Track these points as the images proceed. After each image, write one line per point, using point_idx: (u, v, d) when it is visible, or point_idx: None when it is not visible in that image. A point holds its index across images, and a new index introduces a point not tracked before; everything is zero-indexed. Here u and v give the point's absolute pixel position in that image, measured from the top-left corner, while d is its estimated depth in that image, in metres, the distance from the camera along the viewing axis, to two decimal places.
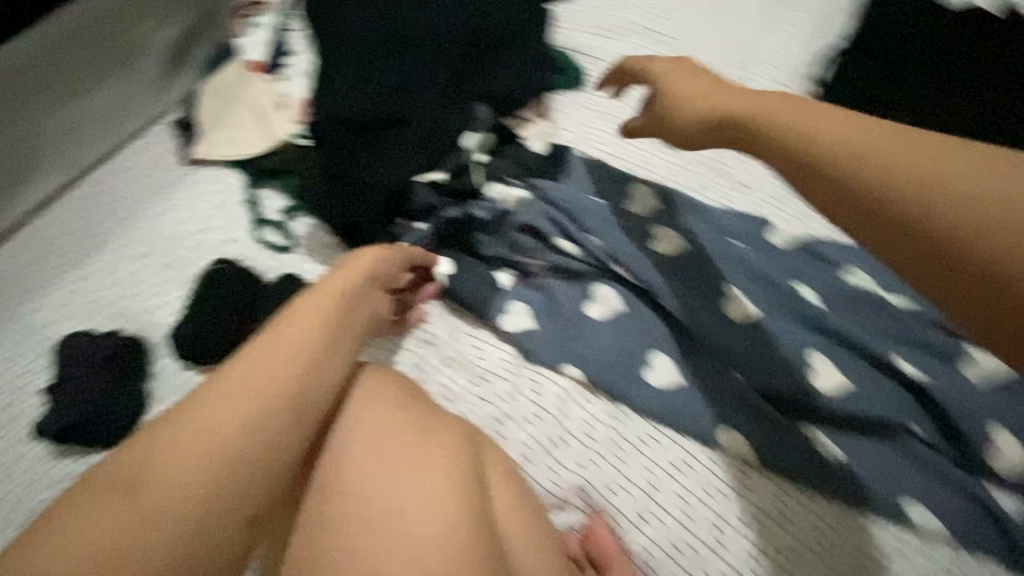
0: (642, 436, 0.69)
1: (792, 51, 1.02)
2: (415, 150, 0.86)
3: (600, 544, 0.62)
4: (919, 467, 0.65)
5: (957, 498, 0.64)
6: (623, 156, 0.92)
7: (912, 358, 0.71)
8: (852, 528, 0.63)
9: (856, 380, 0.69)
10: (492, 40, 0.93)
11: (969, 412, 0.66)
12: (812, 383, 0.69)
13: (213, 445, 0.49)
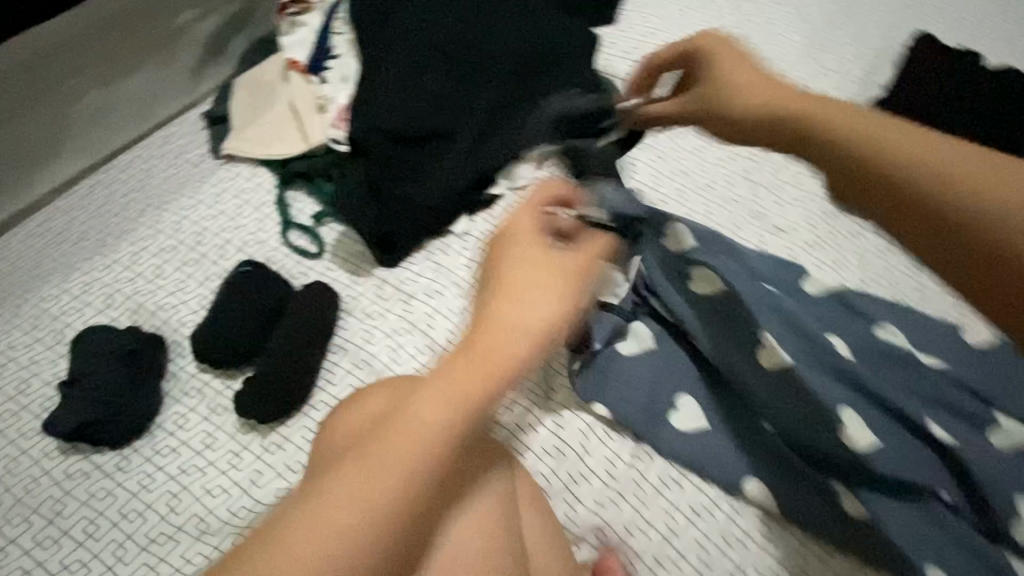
0: (664, 478, 0.69)
1: (834, 95, 1.02)
2: (452, 170, 0.86)
3: None
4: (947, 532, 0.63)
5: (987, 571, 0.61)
6: (659, 189, 0.92)
7: (947, 423, 0.68)
8: None
9: (890, 440, 0.66)
10: (541, 61, 0.94)
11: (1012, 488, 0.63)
12: (845, 442, 0.64)
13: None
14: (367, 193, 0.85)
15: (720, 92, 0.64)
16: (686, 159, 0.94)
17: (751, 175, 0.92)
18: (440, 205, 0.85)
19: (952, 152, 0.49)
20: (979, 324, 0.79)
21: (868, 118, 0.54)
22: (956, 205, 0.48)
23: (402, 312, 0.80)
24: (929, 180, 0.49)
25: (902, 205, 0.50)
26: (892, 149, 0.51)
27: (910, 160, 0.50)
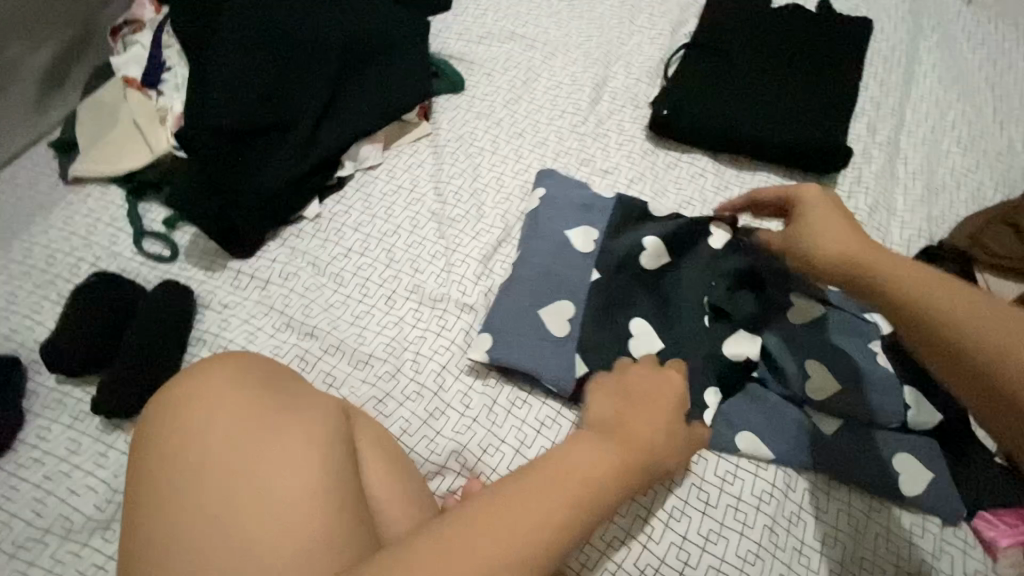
0: (513, 400, 0.75)
1: (648, 49, 1.13)
2: (294, 159, 0.91)
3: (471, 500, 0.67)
4: (753, 405, 0.73)
5: (786, 428, 0.72)
6: (497, 152, 1.00)
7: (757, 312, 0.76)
8: (694, 459, 0.72)
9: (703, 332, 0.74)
10: (368, 48, 1.01)
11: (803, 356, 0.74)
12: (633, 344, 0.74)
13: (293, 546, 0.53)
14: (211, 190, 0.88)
15: (868, 262, 0.59)
16: (521, 123, 1.04)
17: (578, 130, 1.03)
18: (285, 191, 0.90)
19: (981, 316, 0.51)
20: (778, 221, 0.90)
21: (881, 250, 0.60)
22: (989, 368, 0.49)
23: (259, 297, 0.84)
24: (979, 343, 0.50)
25: (939, 352, 0.52)
26: (913, 282, 0.56)
27: (941, 294, 0.54)
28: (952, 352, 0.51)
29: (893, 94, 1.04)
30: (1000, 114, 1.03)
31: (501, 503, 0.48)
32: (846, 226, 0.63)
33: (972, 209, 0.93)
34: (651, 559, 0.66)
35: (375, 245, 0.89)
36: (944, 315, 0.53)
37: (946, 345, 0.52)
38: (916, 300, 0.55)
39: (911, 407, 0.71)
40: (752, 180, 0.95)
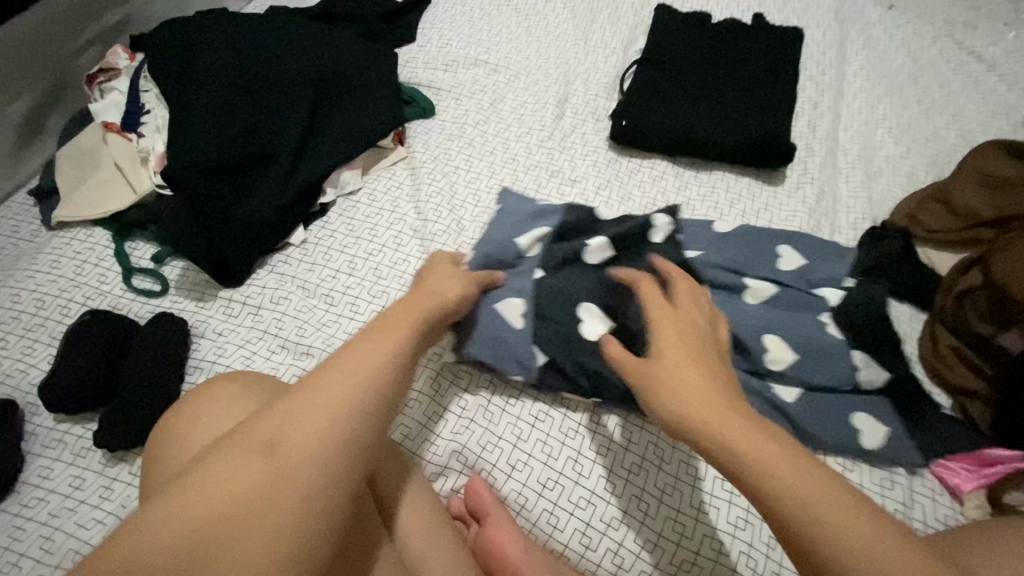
0: (507, 397, 0.78)
1: (603, 67, 1.21)
2: (276, 187, 0.95)
3: (473, 496, 0.70)
4: None
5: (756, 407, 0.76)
6: (471, 170, 1.06)
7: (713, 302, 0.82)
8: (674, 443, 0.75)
9: None
10: (342, 82, 1.08)
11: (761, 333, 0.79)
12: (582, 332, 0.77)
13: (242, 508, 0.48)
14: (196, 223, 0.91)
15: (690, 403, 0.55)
16: (491, 141, 1.10)
17: (545, 144, 1.10)
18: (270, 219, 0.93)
19: (821, 482, 0.47)
20: (735, 215, 0.98)
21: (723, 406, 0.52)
22: (791, 520, 0.46)
23: (253, 323, 0.87)
24: (825, 501, 0.46)
25: (777, 530, 0.47)
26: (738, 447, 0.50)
27: (779, 460, 0.48)
28: (787, 530, 0.47)
29: (828, 93, 1.14)
30: (924, 105, 1.13)
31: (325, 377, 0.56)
32: (722, 372, 0.57)
33: (908, 191, 1.02)
34: (649, 533, 0.69)
35: (362, 265, 0.93)
36: (828, 542, 0.44)
37: (793, 535, 0.46)
38: (760, 482, 0.48)
39: (861, 367, 0.77)
40: (709, 178, 1.03)
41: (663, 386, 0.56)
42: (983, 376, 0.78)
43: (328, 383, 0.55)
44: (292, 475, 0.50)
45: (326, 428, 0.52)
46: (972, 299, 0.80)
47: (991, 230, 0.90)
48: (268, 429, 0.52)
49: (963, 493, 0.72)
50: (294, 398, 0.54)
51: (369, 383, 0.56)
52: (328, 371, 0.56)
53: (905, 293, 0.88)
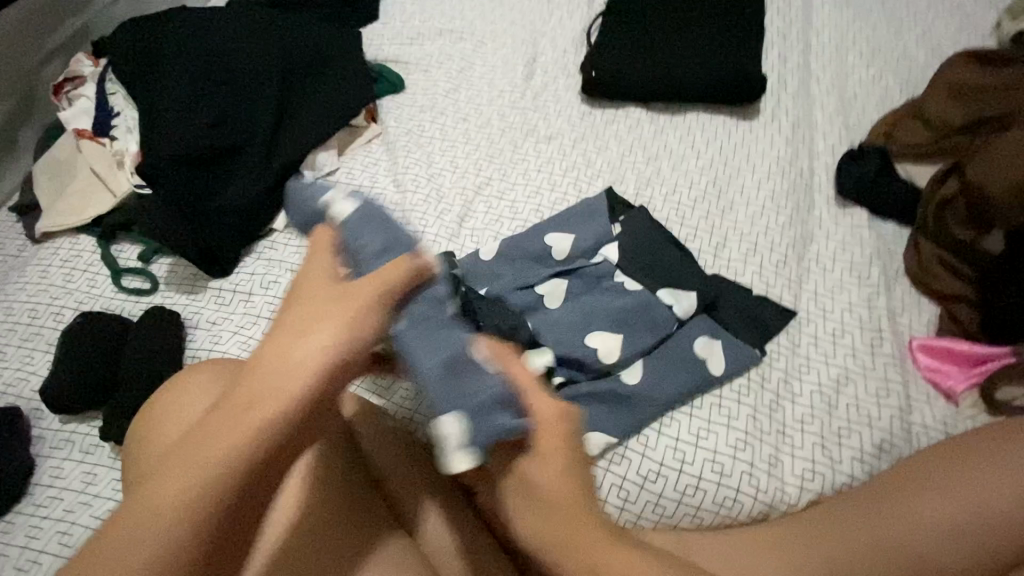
0: None
1: (568, 23, 1.20)
2: (252, 175, 0.96)
3: None
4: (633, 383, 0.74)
5: (679, 375, 0.75)
6: (447, 138, 1.06)
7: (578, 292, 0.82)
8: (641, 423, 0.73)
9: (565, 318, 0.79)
10: (307, 65, 1.08)
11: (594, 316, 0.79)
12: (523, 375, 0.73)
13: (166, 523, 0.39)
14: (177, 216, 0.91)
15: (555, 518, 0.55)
16: (464, 109, 1.10)
17: (518, 106, 1.09)
18: (249, 207, 0.94)
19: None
20: (713, 151, 0.97)
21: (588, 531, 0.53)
22: None
23: (246, 310, 0.88)
24: None
25: None
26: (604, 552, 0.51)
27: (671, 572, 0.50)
28: None
29: (796, 24, 1.13)
30: (893, 25, 1.13)
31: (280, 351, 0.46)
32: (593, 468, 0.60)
33: (883, 112, 1.02)
34: (651, 465, 0.71)
35: (347, 242, 0.93)
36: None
37: None
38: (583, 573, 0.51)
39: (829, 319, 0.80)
40: (683, 120, 1.02)
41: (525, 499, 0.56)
42: (967, 280, 0.79)
43: (243, 406, 0.43)
44: (191, 517, 0.40)
45: (201, 483, 0.40)
46: (951, 208, 0.82)
47: (962, 139, 0.90)
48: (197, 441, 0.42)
49: (958, 395, 0.73)
50: (214, 417, 0.43)
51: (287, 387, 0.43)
52: (262, 375, 0.44)
53: (886, 210, 0.89)
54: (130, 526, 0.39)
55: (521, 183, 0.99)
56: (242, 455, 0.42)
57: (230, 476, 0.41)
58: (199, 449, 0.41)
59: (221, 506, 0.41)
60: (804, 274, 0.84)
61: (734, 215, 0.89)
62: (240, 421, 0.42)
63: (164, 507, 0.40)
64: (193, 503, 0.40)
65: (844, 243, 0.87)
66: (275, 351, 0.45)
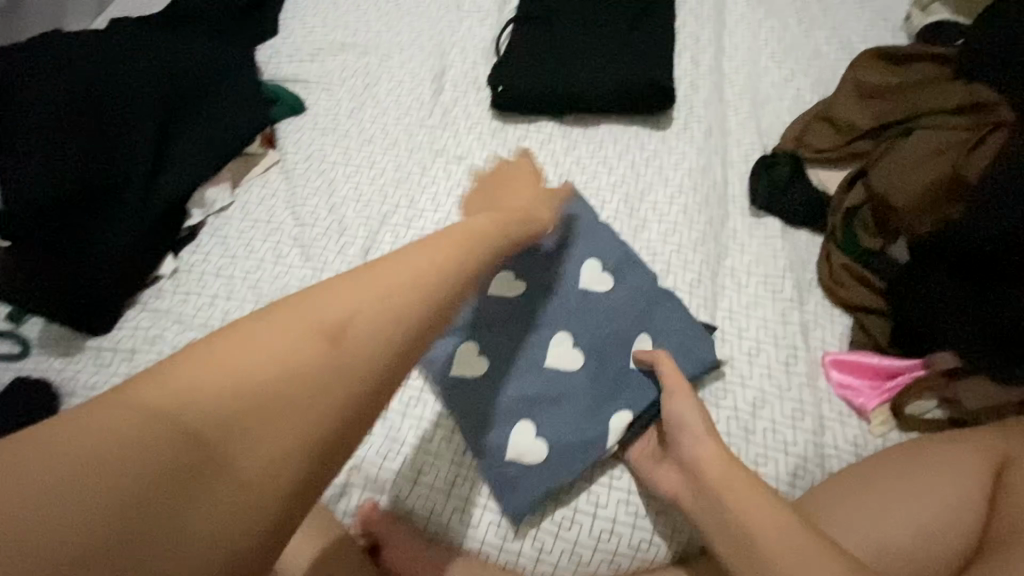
0: (406, 400, 0.75)
1: (479, 32, 1.15)
2: (129, 216, 0.87)
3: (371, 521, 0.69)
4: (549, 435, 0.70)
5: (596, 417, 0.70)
6: (350, 163, 0.99)
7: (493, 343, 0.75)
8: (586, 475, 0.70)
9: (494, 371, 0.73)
10: (190, 89, 0.98)
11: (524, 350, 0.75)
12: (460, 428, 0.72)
13: (222, 406, 0.37)
14: (43, 271, 0.83)
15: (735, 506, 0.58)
16: (368, 130, 1.03)
17: (426, 124, 1.03)
18: (126, 252, 0.85)
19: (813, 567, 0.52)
20: (625, 165, 0.94)
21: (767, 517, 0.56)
22: None
23: (126, 370, 0.80)
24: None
25: None
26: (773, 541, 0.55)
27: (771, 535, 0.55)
28: None
29: (709, 25, 1.11)
30: (805, 23, 1.11)
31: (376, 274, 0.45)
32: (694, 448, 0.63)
33: (796, 114, 1.00)
34: (564, 511, 0.68)
35: (240, 286, 0.87)
36: (756, 550, 0.55)
37: None
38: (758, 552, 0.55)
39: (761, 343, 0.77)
40: (596, 133, 0.99)
41: (698, 471, 0.62)
42: (875, 291, 0.77)
43: (381, 296, 0.44)
44: (290, 403, 0.39)
45: (299, 343, 0.41)
46: (860, 217, 0.81)
47: (869, 142, 0.88)
48: (282, 339, 0.40)
49: (869, 412, 0.71)
50: (315, 301, 0.43)
51: (425, 287, 0.46)
52: (381, 279, 0.45)
53: (799, 219, 0.87)
54: (242, 409, 0.37)
55: (428, 209, 0.93)
56: (346, 353, 0.42)
57: (352, 388, 0.41)
58: (302, 327, 0.41)
59: (360, 392, 0.42)
60: (718, 291, 0.82)
61: (647, 233, 0.87)
62: (346, 336, 0.42)
63: (258, 398, 0.38)
64: (317, 389, 0.40)
65: (757, 256, 0.85)
66: (380, 271, 0.46)
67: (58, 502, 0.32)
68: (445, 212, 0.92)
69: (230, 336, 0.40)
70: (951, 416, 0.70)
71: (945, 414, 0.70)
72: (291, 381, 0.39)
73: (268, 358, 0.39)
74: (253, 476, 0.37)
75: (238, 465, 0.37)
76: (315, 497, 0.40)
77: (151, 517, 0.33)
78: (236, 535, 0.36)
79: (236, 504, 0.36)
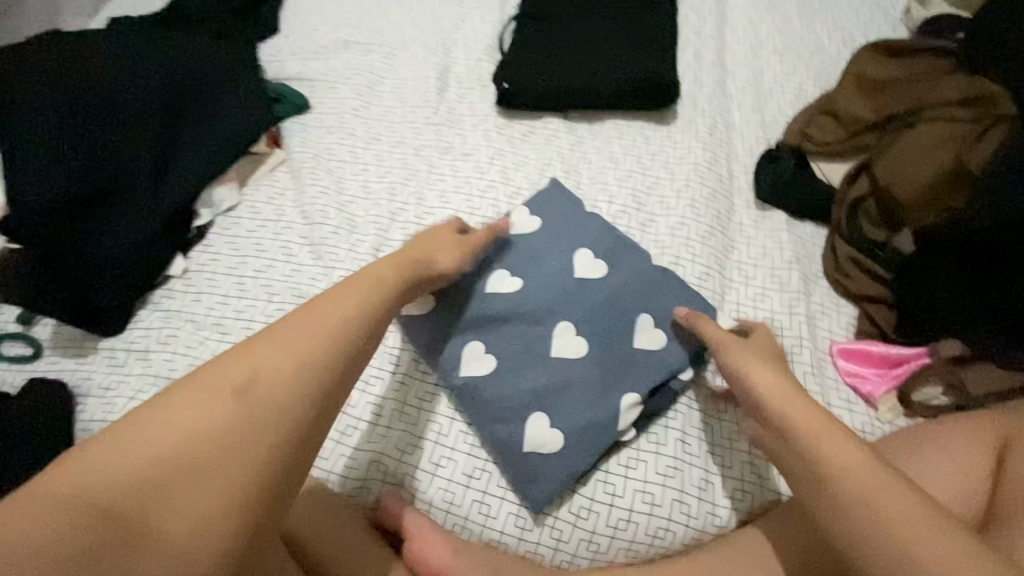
0: (423, 394, 0.76)
1: (482, 28, 1.15)
2: (138, 218, 0.87)
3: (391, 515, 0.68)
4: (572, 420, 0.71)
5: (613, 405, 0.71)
6: (357, 161, 0.99)
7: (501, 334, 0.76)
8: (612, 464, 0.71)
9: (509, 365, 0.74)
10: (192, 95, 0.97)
11: (536, 343, 0.75)
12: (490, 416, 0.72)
13: (174, 444, 0.50)
14: (50, 274, 0.82)
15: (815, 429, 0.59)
16: (374, 128, 1.03)
17: (431, 121, 1.04)
18: (135, 256, 0.85)
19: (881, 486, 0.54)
20: (632, 160, 0.95)
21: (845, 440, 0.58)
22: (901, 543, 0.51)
23: (142, 370, 0.81)
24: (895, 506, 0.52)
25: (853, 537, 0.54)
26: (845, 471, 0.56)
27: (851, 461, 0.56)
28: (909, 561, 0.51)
29: (710, 20, 1.12)
30: (805, 17, 1.12)
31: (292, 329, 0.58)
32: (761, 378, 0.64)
33: (798, 108, 1.02)
34: (582, 500, 0.69)
35: (252, 284, 0.87)
36: (831, 479, 0.56)
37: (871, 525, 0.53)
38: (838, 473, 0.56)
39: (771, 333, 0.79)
40: (602, 129, 1.00)
41: (767, 398, 0.63)
42: (881, 280, 0.79)
43: (292, 339, 0.57)
44: (236, 439, 0.52)
45: (246, 398, 0.53)
46: (865, 208, 0.82)
47: (874, 133, 0.89)
48: (207, 390, 0.53)
49: (877, 398, 0.73)
50: (264, 349, 0.56)
51: (332, 329, 0.59)
52: (303, 321, 0.59)
53: (803, 211, 0.88)
54: (195, 449, 0.50)
55: (437, 205, 0.93)
56: (272, 385, 0.54)
57: (281, 416, 0.54)
58: (222, 384, 0.54)
59: (290, 420, 0.54)
60: (726, 283, 0.84)
61: (655, 226, 0.88)
62: (264, 381, 0.54)
63: (219, 431, 0.51)
64: (246, 424, 0.52)
65: (764, 248, 0.86)
66: (294, 323, 0.59)
67: (108, 492, 0.46)
68: (455, 208, 0.93)
69: (190, 383, 0.54)
70: (956, 401, 0.71)
71: (949, 399, 0.71)
72: (237, 425, 0.52)
73: (195, 417, 0.51)
74: (212, 494, 0.49)
75: (187, 496, 0.48)
76: (266, 509, 0.52)
77: (106, 556, 0.44)
78: (201, 534, 0.48)
79: (194, 508, 0.48)
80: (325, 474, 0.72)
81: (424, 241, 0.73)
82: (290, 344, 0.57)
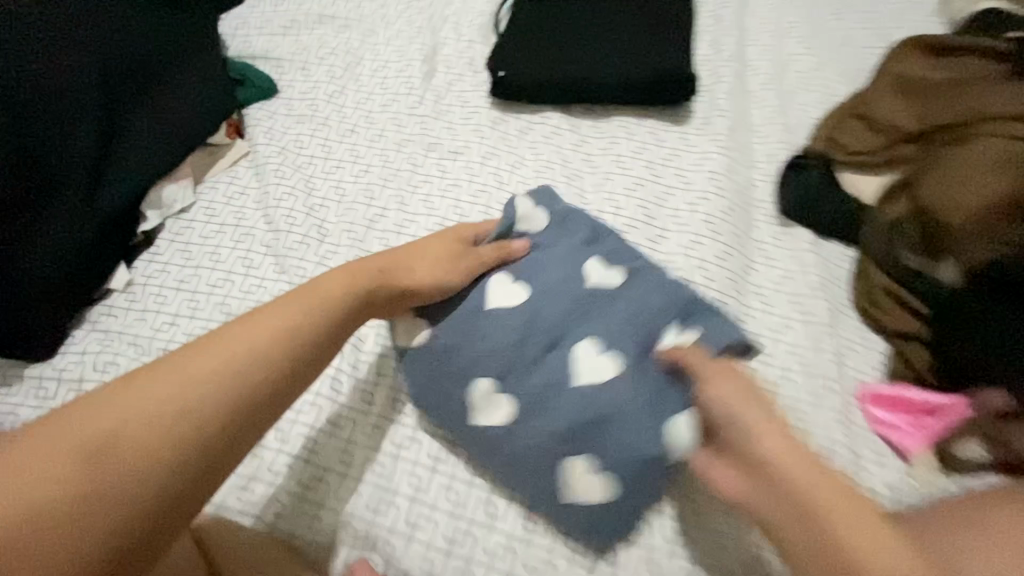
0: (400, 440, 0.67)
1: (475, 5, 1.02)
2: (79, 225, 0.74)
3: None
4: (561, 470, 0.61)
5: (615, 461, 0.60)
6: (331, 157, 0.87)
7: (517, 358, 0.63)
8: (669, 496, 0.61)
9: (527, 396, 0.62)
10: (136, 74, 0.82)
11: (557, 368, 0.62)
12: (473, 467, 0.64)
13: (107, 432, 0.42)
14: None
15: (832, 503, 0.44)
16: (350, 118, 0.91)
17: (415, 111, 0.91)
18: (79, 271, 0.74)
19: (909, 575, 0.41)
20: (641, 165, 0.84)
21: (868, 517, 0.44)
22: None
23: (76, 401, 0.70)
24: None
25: None
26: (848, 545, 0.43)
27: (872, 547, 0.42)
28: None
29: (730, 4, 1.00)
30: (835, 4, 1.01)
31: (276, 312, 0.52)
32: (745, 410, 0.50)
33: (826, 108, 0.91)
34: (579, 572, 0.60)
35: (206, 302, 0.76)
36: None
37: None
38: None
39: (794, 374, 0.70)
40: (608, 127, 0.88)
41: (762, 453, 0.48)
42: (918, 317, 0.70)
43: (262, 326, 0.50)
44: (179, 425, 0.44)
45: (208, 375, 0.46)
46: (902, 232, 0.73)
47: (914, 145, 0.79)
48: (191, 356, 0.47)
49: (911, 454, 0.65)
50: (210, 346, 0.48)
51: (286, 333, 0.50)
52: (265, 315, 0.51)
53: (831, 229, 0.79)
54: (136, 424, 0.43)
55: (420, 212, 0.82)
56: (225, 373, 0.47)
57: (213, 418, 0.45)
58: (159, 387, 0.45)
59: (219, 425, 0.45)
60: (745, 311, 0.74)
61: (665, 244, 0.78)
62: (215, 364, 0.47)
63: (167, 408, 0.44)
64: (198, 413, 0.45)
65: (786, 272, 0.77)
66: (281, 307, 0.52)
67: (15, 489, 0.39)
68: (440, 215, 0.82)
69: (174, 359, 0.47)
70: (1001, 459, 0.63)
71: (990, 455, 0.63)
72: (192, 420, 0.44)
73: (138, 401, 0.44)
74: (126, 482, 0.41)
75: (116, 476, 0.41)
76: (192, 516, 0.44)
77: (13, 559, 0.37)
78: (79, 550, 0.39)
79: (114, 491, 0.40)
80: (289, 533, 0.63)
81: (416, 252, 0.65)
82: (265, 324, 0.50)
